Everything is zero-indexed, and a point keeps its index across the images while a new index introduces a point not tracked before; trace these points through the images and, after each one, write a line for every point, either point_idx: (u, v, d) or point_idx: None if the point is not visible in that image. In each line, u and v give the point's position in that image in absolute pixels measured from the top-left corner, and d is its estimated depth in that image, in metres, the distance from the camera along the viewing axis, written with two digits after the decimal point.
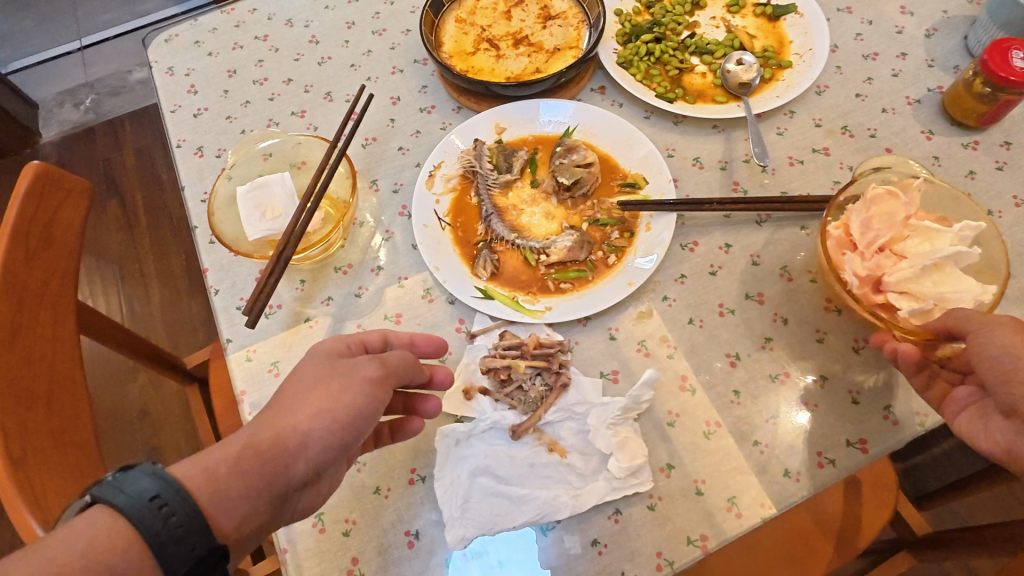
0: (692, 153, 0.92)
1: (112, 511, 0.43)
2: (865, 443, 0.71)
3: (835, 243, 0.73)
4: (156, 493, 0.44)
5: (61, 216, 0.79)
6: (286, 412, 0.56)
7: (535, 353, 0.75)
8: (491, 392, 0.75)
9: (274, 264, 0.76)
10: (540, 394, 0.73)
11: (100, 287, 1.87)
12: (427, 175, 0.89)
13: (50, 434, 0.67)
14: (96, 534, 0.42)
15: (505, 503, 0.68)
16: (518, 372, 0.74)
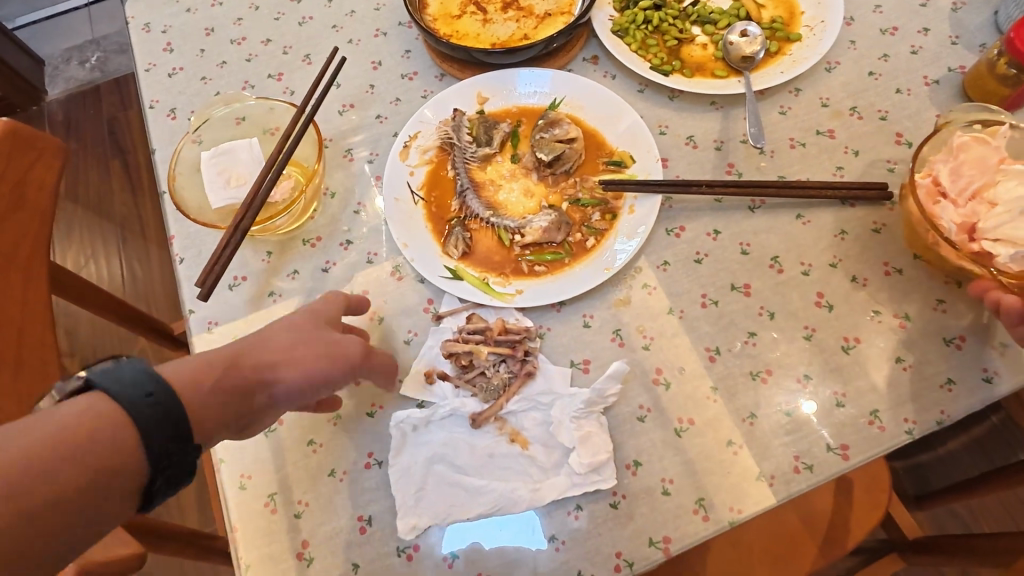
0: (686, 131, 0.86)
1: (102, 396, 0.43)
2: (846, 449, 0.66)
3: (925, 193, 0.69)
4: (147, 387, 0.44)
5: (33, 180, 0.82)
6: (273, 351, 0.54)
7: (499, 339, 0.71)
8: (452, 377, 0.71)
9: (231, 234, 0.73)
10: (503, 381, 0.70)
11: (100, 248, 1.86)
12: (402, 145, 0.84)
13: (16, 395, 0.76)
14: (84, 408, 0.42)
15: (459, 493, 0.65)
16: (480, 358, 0.70)
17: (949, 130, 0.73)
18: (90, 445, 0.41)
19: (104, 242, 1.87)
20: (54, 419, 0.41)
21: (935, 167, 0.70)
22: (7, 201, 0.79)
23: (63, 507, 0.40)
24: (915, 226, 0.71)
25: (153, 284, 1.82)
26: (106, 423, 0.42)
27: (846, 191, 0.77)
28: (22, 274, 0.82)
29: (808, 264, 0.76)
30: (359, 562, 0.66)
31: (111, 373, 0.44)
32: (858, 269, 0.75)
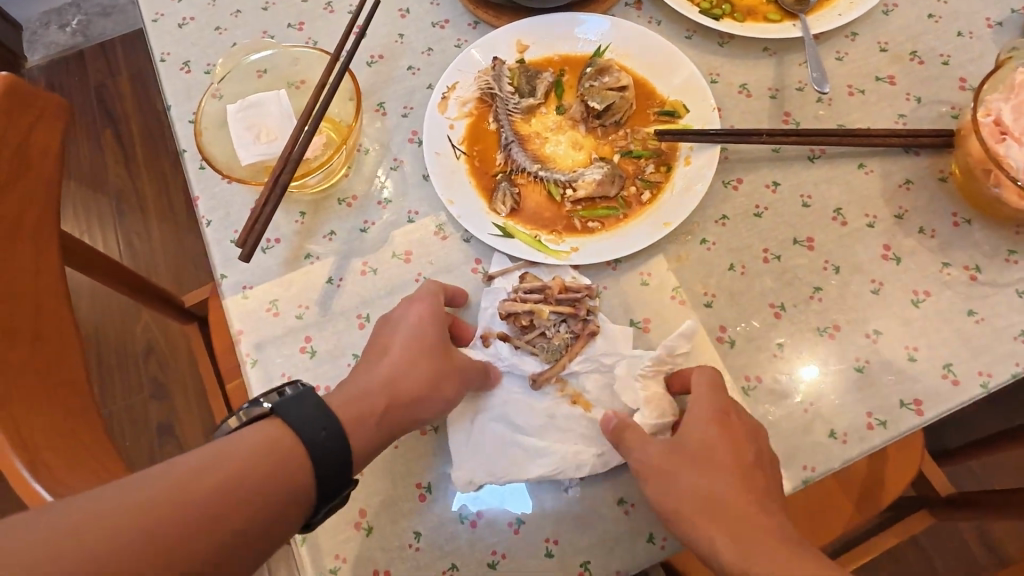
0: (739, 79, 0.81)
1: (283, 426, 0.51)
2: (920, 404, 0.64)
3: (986, 134, 0.66)
4: (323, 423, 0.51)
5: (33, 141, 0.78)
6: (410, 382, 0.59)
7: (560, 299, 0.68)
8: (510, 338, 0.67)
9: (270, 191, 0.68)
10: (564, 342, 0.67)
11: (98, 224, 1.79)
12: (440, 97, 0.79)
13: (36, 369, 0.72)
14: (269, 433, 0.50)
15: (524, 455, 0.63)
16: (542, 319, 0.67)
17: (1010, 68, 0.70)
18: (275, 465, 0.48)
19: (100, 217, 1.79)
20: (243, 443, 0.49)
21: (996, 106, 0.67)
22: (6, 166, 0.75)
23: (235, 521, 0.45)
24: (970, 173, 0.69)
25: (155, 259, 1.76)
26: (283, 447, 0.49)
27: (912, 139, 0.74)
28: (29, 242, 0.77)
29: (873, 216, 0.73)
30: (421, 530, 0.64)
31: (290, 402, 0.52)
32: (924, 220, 0.72)
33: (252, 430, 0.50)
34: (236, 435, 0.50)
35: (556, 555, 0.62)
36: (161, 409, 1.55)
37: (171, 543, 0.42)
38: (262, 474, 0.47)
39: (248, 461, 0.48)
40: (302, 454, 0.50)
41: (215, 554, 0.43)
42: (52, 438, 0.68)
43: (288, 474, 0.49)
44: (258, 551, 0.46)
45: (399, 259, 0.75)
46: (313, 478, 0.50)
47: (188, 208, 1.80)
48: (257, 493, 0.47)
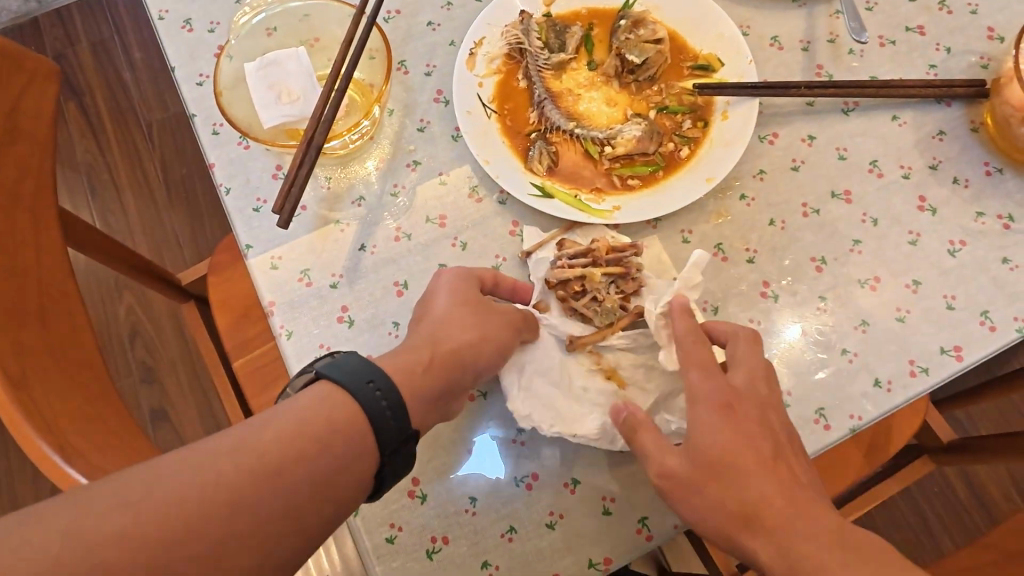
0: (769, 31, 0.80)
1: (331, 386, 0.47)
2: (960, 351, 0.66)
3: None
4: (372, 377, 0.48)
5: (26, 105, 0.71)
6: (460, 333, 0.58)
7: (608, 259, 0.67)
8: (563, 308, 0.66)
9: (304, 153, 0.68)
10: (616, 304, 0.66)
11: (63, 205, 1.56)
12: (467, 53, 0.76)
13: (48, 351, 0.67)
14: (325, 396, 0.47)
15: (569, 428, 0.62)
16: (593, 283, 0.66)
17: None
18: (334, 426, 0.45)
19: (70, 197, 1.57)
20: (299, 407, 0.46)
21: None
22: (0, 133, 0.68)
23: (296, 486, 0.43)
24: (1005, 123, 0.71)
25: (134, 242, 1.55)
26: (340, 410, 0.46)
27: (946, 89, 0.74)
28: (29, 215, 0.70)
29: (908, 167, 0.73)
30: (475, 494, 0.63)
31: (334, 365, 0.48)
32: (958, 170, 0.73)
33: (294, 398, 0.47)
34: (257, 415, 0.45)
35: (613, 513, 0.62)
36: (151, 393, 1.45)
37: (190, 545, 0.38)
38: (289, 458, 0.43)
39: (271, 445, 0.43)
40: (358, 415, 0.46)
41: (242, 550, 0.40)
42: (72, 421, 0.64)
43: (348, 435, 0.45)
44: (292, 543, 0.42)
45: (433, 224, 0.73)
46: (372, 436, 0.46)
47: (171, 184, 1.59)
48: (291, 474, 0.43)
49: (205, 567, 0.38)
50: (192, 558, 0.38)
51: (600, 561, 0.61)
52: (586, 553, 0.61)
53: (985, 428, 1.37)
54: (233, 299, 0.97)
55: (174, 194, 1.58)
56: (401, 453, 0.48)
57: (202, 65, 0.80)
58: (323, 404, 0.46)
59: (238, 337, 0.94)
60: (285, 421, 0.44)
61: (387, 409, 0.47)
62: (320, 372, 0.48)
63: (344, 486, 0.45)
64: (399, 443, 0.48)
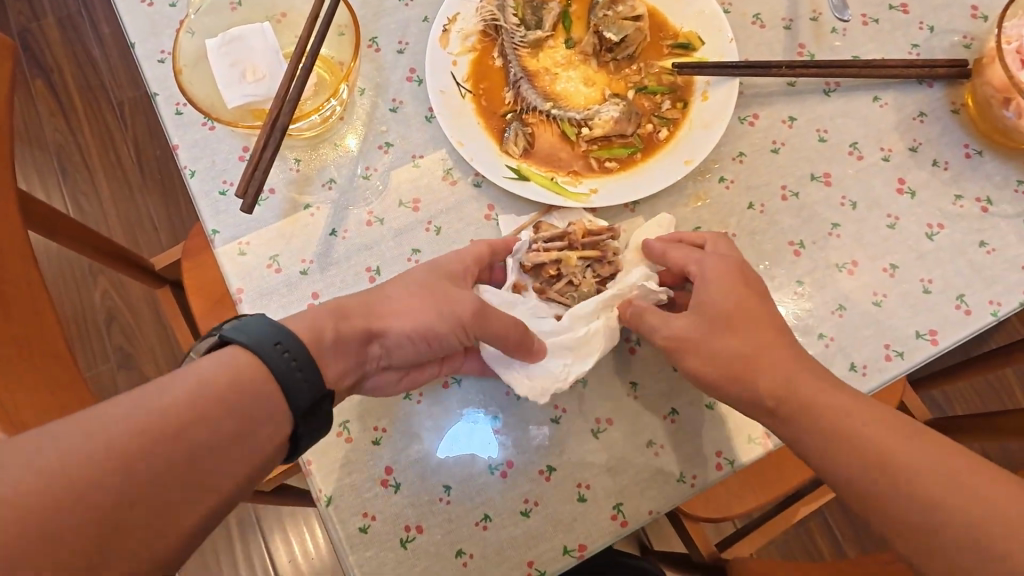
0: (751, 9, 0.78)
1: (243, 349, 0.45)
2: (934, 334, 0.66)
3: (1013, 58, 0.67)
4: (279, 338, 0.46)
5: None
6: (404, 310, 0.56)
7: (585, 242, 0.66)
8: (541, 289, 0.65)
9: (268, 134, 0.65)
10: (593, 287, 0.65)
11: (33, 188, 1.51)
12: (440, 30, 0.73)
13: (14, 342, 0.65)
14: (235, 360, 0.45)
15: (563, 355, 0.61)
16: (570, 267, 0.65)
17: None
18: (242, 392, 0.44)
19: (39, 179, 1.52)
20: (206, 370, 0.43)
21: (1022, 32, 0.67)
22: None
23: (202, 453, 0.41)
24: (986, 104, 0.70)
25: (109, 226, 1.50)
26: (250, 375, 0.44)
27: (927, 70, 0.73)
28: None
29: (888, 149, 0.73)
30: (452, 483, 0.62)
31: (247, 326, 0.46)
32: (938, 152, 0.72)
33: (198, 360, 0.44)
34: (158, 379, 0.42)
35: (588, 499, 0.62)
36: (131, 379, 1.43)
37: (86, 514, 0.36)
38: (194, 422, 0.41)
39: (174, 409, 0.41)
40: (269, 382, 0.45)
41: (148, 514, 0.38)
42: (38, 414, 0.62)
43: (259, 405, 0.44)
44: (201, 506, 0.41)
45: (406, 208, 0.71)
46: (284, 402, 0.46)
47: (144, 166, 1.54)
48: (197, 438, 0.41)
49: (105, 533, 0.37)
50: (92, 525, 0.36)
51: (575, 548, 0.61)
52: (560, 540, 0.61)
53: (960, 407, 1.39)
54: (206, 284, 0.94)
55: (149, 177, 1.54)
56: (317, 416, 0.48)
57: (165, 41, 0.76)
58: (228, 366, 0.44)
59: (214, 323, 0.92)
60: (190, 384, 0.42)
61: (298, 375, 0.46)
62: (229, 334, 0.46)
63: (254, 447, 0.44)
64: (319, 404, 0.48)
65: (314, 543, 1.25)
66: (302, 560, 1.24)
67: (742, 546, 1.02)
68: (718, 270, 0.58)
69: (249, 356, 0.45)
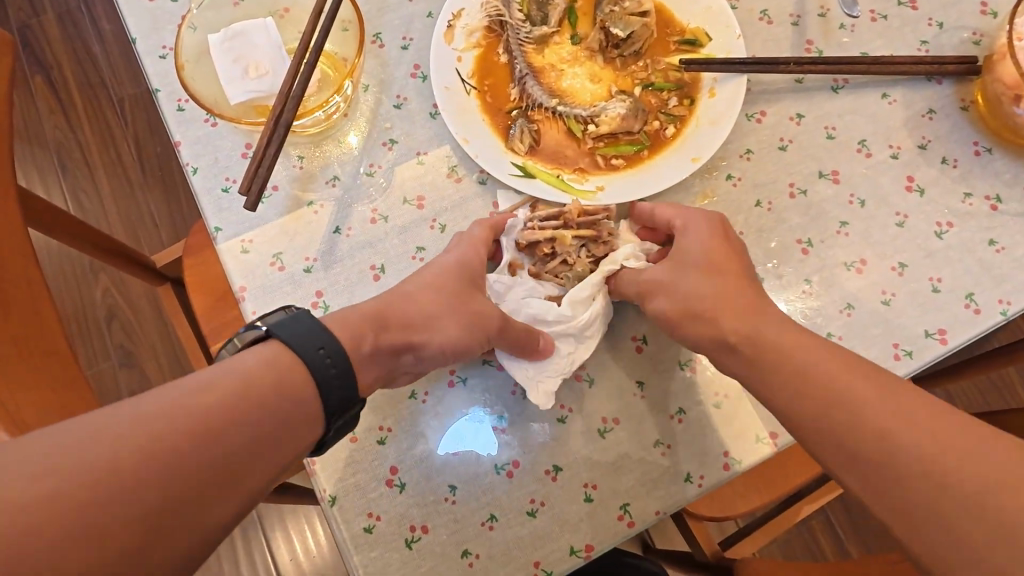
0: (759, 5, 0.77)
1: (282, 347, 0.45)
2: (944, 334, 0.65)
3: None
4: (321, 341, 0.46)
5: None
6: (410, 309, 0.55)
7: (581, 221, 0.65)
8: (537, 269, 0.65)
9: (273, 130, 0.64)
10: (587, 267, 0.64)
11: (33, 186, 1.50)
12: (445, 26, 0.73)
13: (15, 341, 0.64)
14: (276, 359, 0.44)
15: (567, 343, 0.62)
16: (564, 245, 0.65)
17: None
18: (282, 391, 0.43)
19: (39, 176, 1.51)
20: (248, 368, 0.43)
21: None
22: None
23: (241, 451, 0.41)
24: (996, 101, 0.70)
25: (109, 223, 1.50)
26: (291, 375, 0.44)
27: (936, 66, 0.72)
28: None
29: (897, 147, 0.72)
30: (458, 484, 0.62)
31: (288, 324, 0.46)
32: (947, 150, 0.72)
33: (238, 356, 0.44)
34: (199, 373, 0.42)
35: (594, 499, 0.62)
36: (131, 377, 1.42)
37: (125, 511, 0.35)
38: (236, 419, 0.41)
39: (217, 405, 0.40)
40: (308, 383, 0.45)
41: (186, 512, 0.38)
42: (37, 412, 0.61)
43: (297, 406, 0.44)
44: (233, 506, 0.40)
45: (411, 205, 0.70)
46: (320, 404, 0.45)
47: (145, 163, 1.53)
48: (237, 436, 0.41)
49: (143, 529, 0.36)
50: (132, 520, 0.35)
51: (582, 548, 0.61)
52: (566, 541, 0.61)
53: (962, 406, 1.38)
54: (207, 282, 0.94)
55: (149, 174, 1.53)
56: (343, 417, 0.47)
57: (166, 37, 0.75)
58: (269, 364, 0.44)
59: (215, 321, 0.91)
60: (233, 381, 0.42)
61: (334, 376, 0.46)
62: (270, 331, 0.46)
63: (289, 447, 0.44)
64: (348, 407, 0.47)
65: (315, 542, 1.24)
66: (302, 558, 1.23)
67: (745, 545, 1.03)
68: (728, 268, 0.58)
69: (290, 356, 0.45)
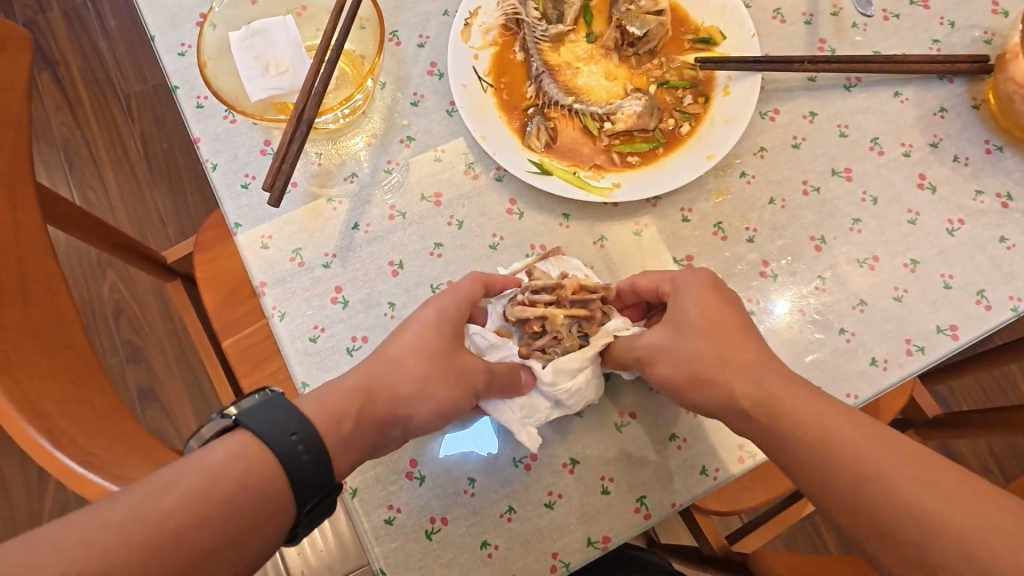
0: (772, 4, 0.78)
1: (254, 438, 0.46)
2: (956, 330, 0.66)
3: None
4: (294, 428, 0.47)
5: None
6: None
7: (573, 300, 0.63)
8: (523, 343, 0.63)
9: (295, 128, 0.65)
10: (576, 347, 0.62)
11: (41, 181, 1.51)
12: (462, 24, 0.73)
13: (34, 337, 0.65)
14: (246, 453, 0.45)
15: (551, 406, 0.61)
16: (554, 324, 0.62)
17: None
18: (251, 488, 0.44)
19: (47, 172, 1.52)
20: (216, 465, 0.44)
21: None
22: None
23: (207, 549, 0.42)
24: (1008, 100, 0.70)
25: (116, 219, 1.50)
26: (260, 469, 0.45)
27: (948, 65, 0.73)
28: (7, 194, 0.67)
29: (908, 145, 0.73)
30: (476, 475, 0.63)
31: (261, 411, 0.47)
32: (959, 148, 0.72)
33: (209, 450, 0.45)
34: (170, 470, 0.43)
35: (611, 492, 0.63)
36: (138, 371, 1.43)
37: None
38: (202, 519, 0.42)
39: (185, 506, 0.41)
40: (278, 475, 0.46)
41: None
42: (59, 404, 0.61)
43: (266, 501, 0.45)
44: None
45: (429, 202, 0.71)
46: (290, 494, 0.46)
47: (152, 159, 1.54)
48: (205, 536, 0.42)
49: None
50: None
51: (599, 539, 0.61)
52: (583, 532, 0.62)
53: (965, 404, 1.39)
54: (219, 278, 0.94)
55: (156, 170, 1.53)
56: (317, 502, 0.48)
57: (186, 35, 0.76)
58: (239, 457, 0.45)
59: (226, 317, 0.92)
60: (201, 480, 0.43)
61: (309, 463, 0.47)
62: (240, 419, 0.47)
63: (257, 540, 0.44)
64: (323, 492, 0.48)
65: (321, 535, 1.25)
66: (309, 552, 1.24)
67: (751, 540, 1.03)
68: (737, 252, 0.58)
69: (260, 449, 0.46)
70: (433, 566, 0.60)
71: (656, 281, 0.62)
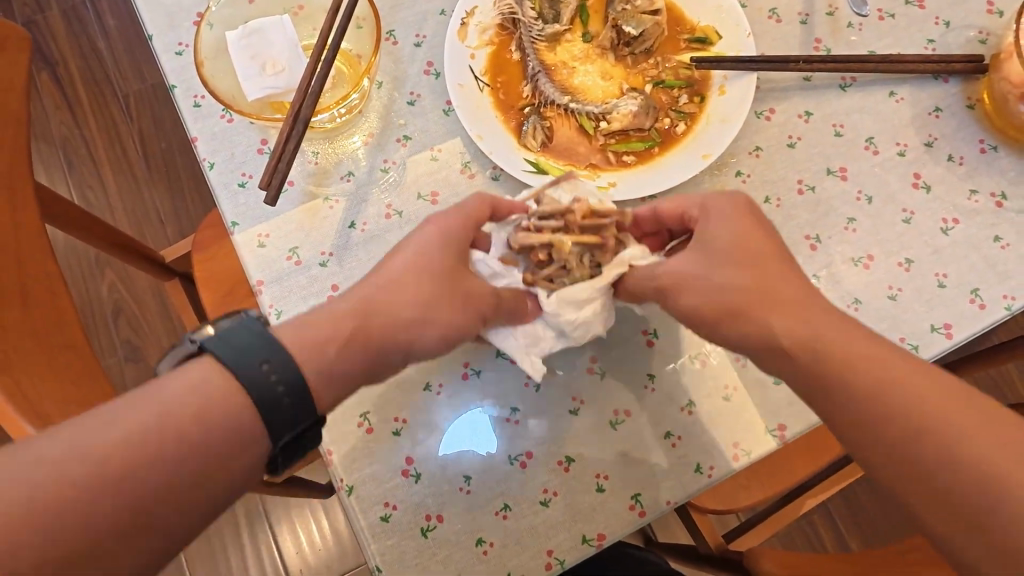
0: (768, 4, 0.78)
1: (222, 366, 0.44)
2: (950, 328, 0.66)
3: None
4: (265, 356, 0.45)
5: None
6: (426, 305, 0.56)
7: (583, 226, 0.61)
8: (530, 270, 0.63)
9: (291, 127, 0.65)
10: (585, 275, 0.62)
11: (40, 181, 1.51)
12: (459, 23, 0.73)
13: (35, 338, 0.65)
14: (212, 382, 0.44)
15: (554, 334, 0.61)
16: (562, 252, 0.61)
17: None
18: (215, 417, 0.43)
19: (46, 171, 1.52)
20: (181, 391, 0.43)
21: None
22: None
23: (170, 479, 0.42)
24: (1002, 100, 0.71)
25: (115, 219, 1.50)
26: (226, 399, 0.44)
27: (942, 65, 0.73)
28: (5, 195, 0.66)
29: (903, 145, 0.73)
30: (472, 473, 0.63)
31: (227, 338, 0.45)
32: (953, 147, 0.73)
33: (174, 375, 0.44)
34: (134, 395, 0.43)
35: (606, 490, 0.63)
36: (137, 371, 1.43)
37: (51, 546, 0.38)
38: (164, 448, 0.42)
39: (145, 435, 0.41)
40: (245, 405, 0.44)
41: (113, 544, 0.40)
42: (59, 405, 0.62)
43: (233, 432, 0.44)
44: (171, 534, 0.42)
45: (425, 201, 0.71)
46: (261, 425, 0.45)
47: (151, 159, 1.54)
48: (165, 464, 0.41)
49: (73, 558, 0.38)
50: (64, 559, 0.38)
51: (593, 537, 0.62)
52: (579, 530, 0.62)
53: None
54: (217, 277, 0.94)
55: (155, 170, 1.54)
56: (300, 434, 0.47)
57: (184, 34, 0.76)
58: (204, 385, 0.44)
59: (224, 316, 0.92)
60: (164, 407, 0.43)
61: (286, 402, 0.45)
62: (206, 346, 0.45)
63: (225, 470, 0.44)
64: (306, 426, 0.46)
65: (320, 534, 1.25)
66: (308, 550, 1.25)
67: (748, 539, 1.03)
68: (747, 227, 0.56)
69: (227, 378, 0.44)
70: (429, 564, 0.61)
71: (683, 204, 0.60)
